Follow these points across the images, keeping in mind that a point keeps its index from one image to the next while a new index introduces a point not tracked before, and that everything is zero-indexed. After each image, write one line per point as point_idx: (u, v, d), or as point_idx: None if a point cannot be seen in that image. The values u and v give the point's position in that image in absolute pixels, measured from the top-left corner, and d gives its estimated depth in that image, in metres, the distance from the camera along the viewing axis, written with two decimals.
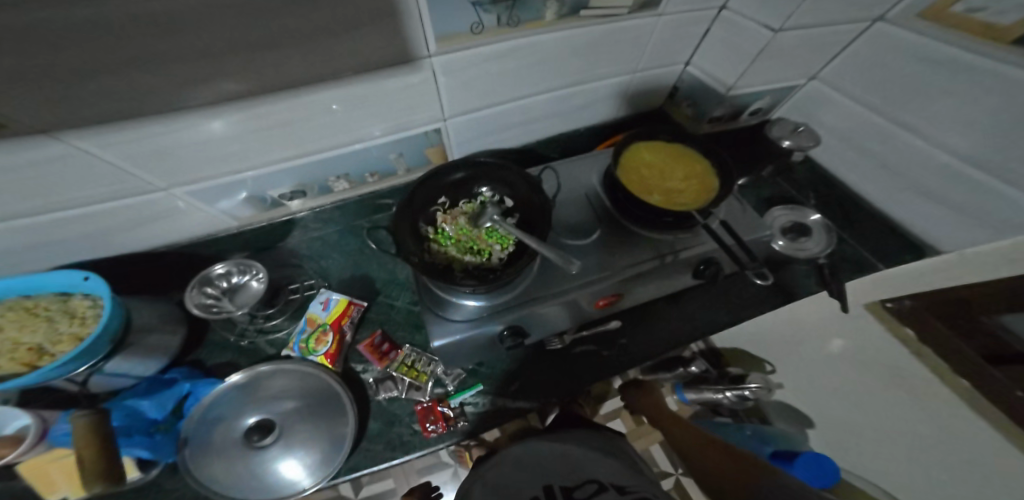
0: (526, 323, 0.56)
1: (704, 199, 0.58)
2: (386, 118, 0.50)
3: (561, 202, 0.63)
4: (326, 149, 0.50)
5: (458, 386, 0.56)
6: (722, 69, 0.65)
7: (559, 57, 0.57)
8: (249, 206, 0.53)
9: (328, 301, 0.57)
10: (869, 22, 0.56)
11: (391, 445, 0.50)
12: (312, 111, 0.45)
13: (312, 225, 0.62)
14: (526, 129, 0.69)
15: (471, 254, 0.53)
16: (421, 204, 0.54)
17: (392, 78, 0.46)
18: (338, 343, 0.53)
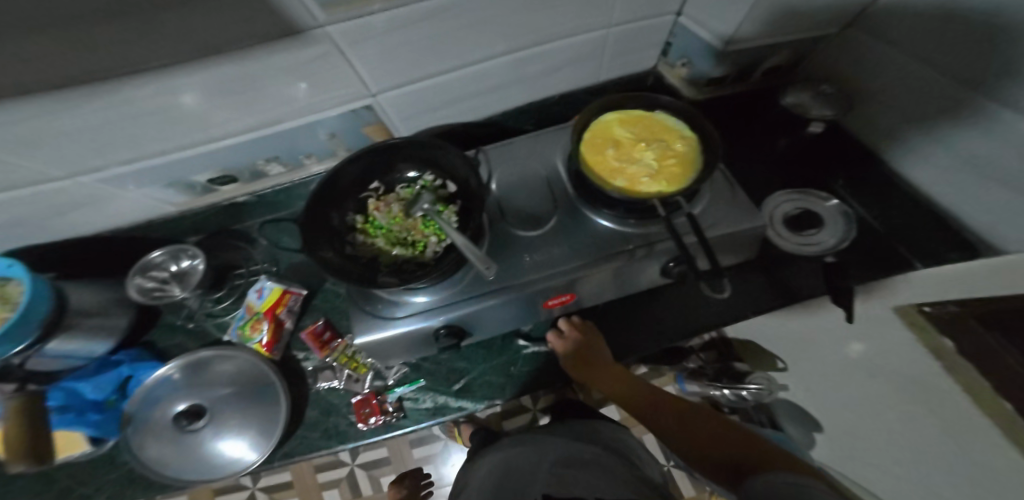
0: (465, 323, 0.52)
1: (682, 183, 0.46)
2: (287, 100, 0.48)
3: (517, 186, 0.56)
4: (240, 132, 0.50)
5: (398, 380, 0.57)
6: (717, 18, 0.51)
7: (502, 15, 0.47)
8: (183, 193, 0.57)
9: (264, 290, 0.59)
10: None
11: (325, 433, 0.55)
12: (205, 99, 0.43)
13: (259, 209, 0.65)
14: (481, 102, 0.62)
15: (402, 246, 0.49)
16: (350, 190, 0.50)
17: (282, 53, 0.41)
18: (273, 332, 0.57)
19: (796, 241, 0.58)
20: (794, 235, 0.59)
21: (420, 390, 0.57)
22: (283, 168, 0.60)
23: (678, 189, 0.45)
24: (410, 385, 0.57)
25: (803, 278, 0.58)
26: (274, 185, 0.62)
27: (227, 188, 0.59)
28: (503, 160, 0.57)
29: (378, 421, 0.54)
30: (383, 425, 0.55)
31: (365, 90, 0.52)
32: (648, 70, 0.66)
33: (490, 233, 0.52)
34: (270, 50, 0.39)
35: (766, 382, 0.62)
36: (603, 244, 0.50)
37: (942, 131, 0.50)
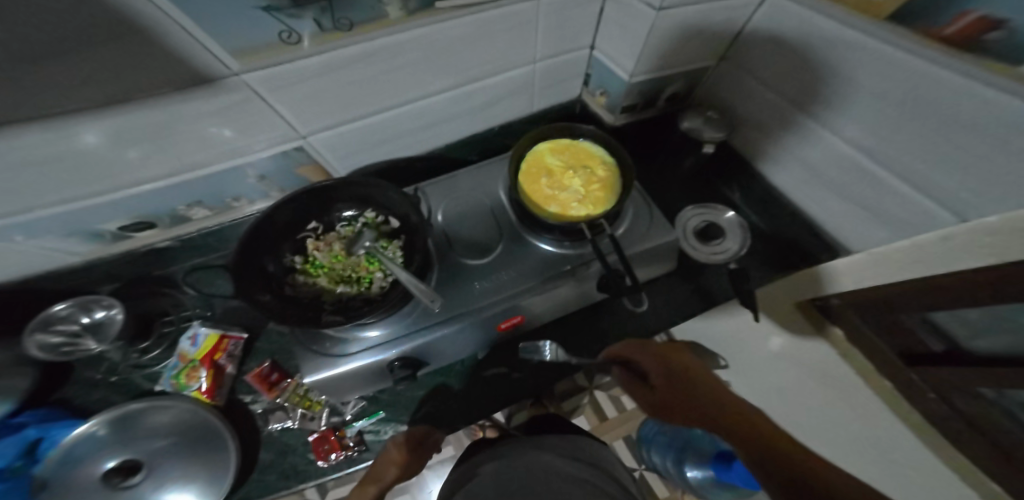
0: (420, 354, 0.52)
1: (607, 205, 0.51)
2: (212, 145, 0.47)
3: (460, 213, 0.58)
4: (150, 180, 0.47)
5: (357, 413, 0.56)
6: (622, 57, 0.58)
7: (430, 57, 0.50)
8: (88, 243, 0.51)
9: (199, 336, 0.57)
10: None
11: (283, 474, 0.52)
12: (108, 145, 0.40)
13: (185, 253, 0.60)
14: (422, 136, 0.63)
15: (346, 283, 0.49)
16: (286, 230, 0.49)
17: (198, 101, 0.40)
18: (212, 378, 0.54)
19: (706, 251, 0.66)
20: (701, 247, 0.66)
21: (380, 422, 0.56)
22: (209, 212, 0.57)
23: (604, 211, 0.50)
24: (370, 418, 0.56)
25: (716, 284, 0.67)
26: (202, 228, 0.58)
27: (144, 235, 0.54)
28: (444, 190, 0.59)
29: (339, 456, 0.53)
30: (345, 460, 0.53)
31: (294, 133, 0.52)
32: (574, 100, 0.71)
33: (438, 265, 0.53)
34: (182, 96, 0.39)
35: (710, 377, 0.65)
36: (547, 267, 0.54)
37: (802, 153, 0.60)
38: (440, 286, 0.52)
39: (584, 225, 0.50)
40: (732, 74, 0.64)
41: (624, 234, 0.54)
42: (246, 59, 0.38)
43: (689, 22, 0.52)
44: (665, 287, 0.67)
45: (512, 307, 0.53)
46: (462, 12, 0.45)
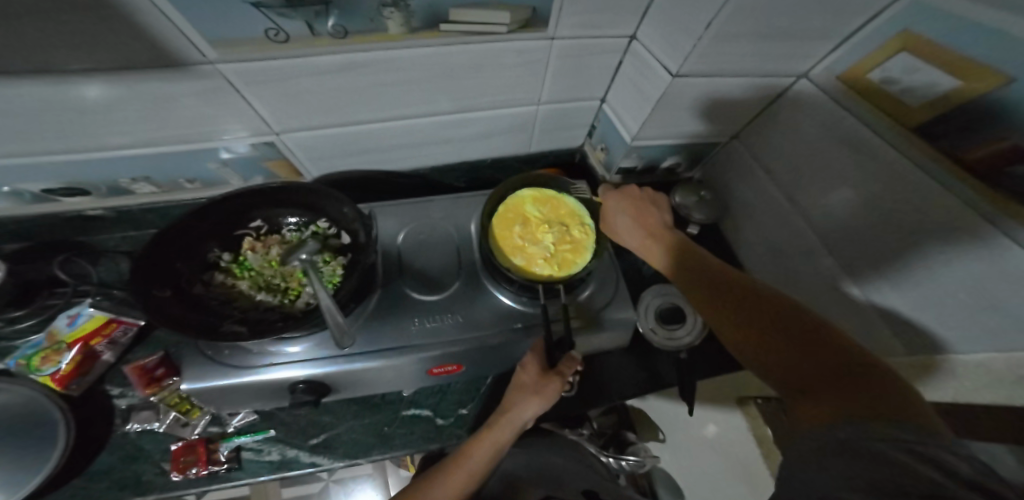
0: (332, 380, 0.49)
1: (571, 270, 0.48)
2: (165, 129, 0.47)
3: (422, 244, 0.55)
4: (108, 148, 0.47)
5: (241, 428, 0.54)
6: (628, 114, 0.54)
7: (428, 76, 0.46)
8: (9, 201, 0.52)
9: (80, 316, 0.55)
10: (796, 77, 0.47)
11: (118, 483, 0.50)
12: (45, 110, 0.40)
13: (115, 222, 0.61)
14: (408, 154, 0.60)
15: (267, 291, 0.48)
16: (222, 226, 0.50)
17: (156, 83, 0.40)
18: (77, 364, 0.51)
19: (663, 335, 0.57)
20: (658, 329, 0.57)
21: (266, 441, 0.54)
22: (155, 188, 0.57)
23: (567, 276, 0.47)
24: (255, 435, 0.53)
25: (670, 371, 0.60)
26: (139, 202, 0.59)
27: (75, 200, 0.55)
28: (410, 214, 0.57)
29: (200, 472, 0.50)
30: (206, 476, 0.51)
31: (268, 128, 0.50)
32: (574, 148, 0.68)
33: (381, 290, 0.51)
34: (164, 76, 0.39)
35: (644, 456, 0.62)
36: (499, 317, 0.50)
37: (779, 253, 0.58)
38: (373, 315, 0.50)
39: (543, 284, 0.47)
40: (734, 156, 0.62)
41: (586, 299, 0.51)
42: (224, 49, 0.37)
43: (706, 97, 0.48)
44: (618, 362, 0.61)
45: (454, 352, 0.50)
46: (473, 38, 0.42)
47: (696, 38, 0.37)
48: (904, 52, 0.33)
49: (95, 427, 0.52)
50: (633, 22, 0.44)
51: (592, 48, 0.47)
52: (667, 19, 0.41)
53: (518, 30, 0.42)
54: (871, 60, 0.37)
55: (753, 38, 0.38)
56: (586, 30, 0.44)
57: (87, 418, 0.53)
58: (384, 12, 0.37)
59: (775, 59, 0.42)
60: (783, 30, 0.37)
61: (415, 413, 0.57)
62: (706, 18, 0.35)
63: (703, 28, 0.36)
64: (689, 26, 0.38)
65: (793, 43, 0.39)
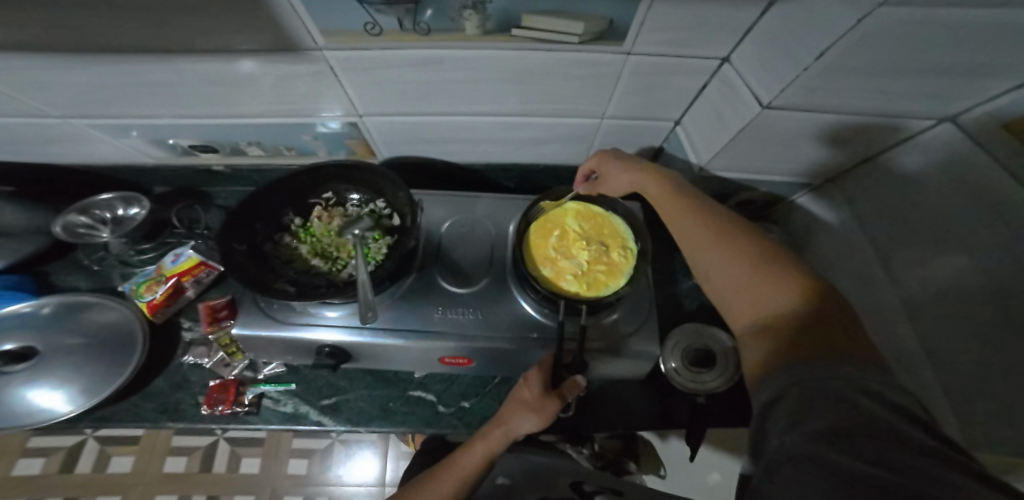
0: (353, 349, 0.53)
1: (603, 293, 0.46)
2: (271, 104, 0.56)
3: (462, 237, 0.57)
4: (240, 115, 0.59)
5: (269, 377, 0.60)
6: (703, 142, 0.48)
7: (497, 78, 0.47)
8: (162, 150, 0.68)
9: (181, 256, 0.66)
10: (937, 120, 0.34)
11: (160, 408, 0.59)
12: (191, 81, 0.51)
13: (230, 176, 0.75)
14: (468, 148, 0.63)
15: (321, 257, 0.54)
16: (300, 193, 0.57)
17: (266, 64, 0.48)
18: (167, 296, 0.63)
19: (687, 376, 0.51)
20: (681, 370, 0.51)
21: (286, 393, 0.59)
22: (263, 152, 0.69)
23: (595, 297, 0.45)
24: (279, 386, 0.59)
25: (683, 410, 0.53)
26: (249, 163, 0.71)
27: (205, 155, 0.69)
28: (457, 205, 0.59)
29: (225, 410, 0.57)
30: (228, 416, 0.57)
31: (354, 110, 0.56)
32: None
33: (417, 272, 0.54)
34: (278, 56, 0.46)
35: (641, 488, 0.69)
36: (519, 325, 0.50)
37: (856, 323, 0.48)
38: (405, 296, 0.52)
39: (564, 301, 0.46)
40: (821, 205, 0.51)
41: (610, 323, 0.49)
42: (331, 38, 0.42)
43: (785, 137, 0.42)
44: (629, 393, 0.56)
45: (468, 347, 0.50)
46: (541, 47, 0.41)
47: (800, 68, 0.31)
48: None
49: (164, 350, 0.64)
50: (729, 43, 0.36)
51: (667, 69, 0.41)
52: (765, 38, 0.33)
53: (590, 42, 0.40)
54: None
55: (873, 71, 0.31)
56: (667, 48, 0.38)
57: (160, 343, 0.64)
58: (463, 14, 0.39)
59: (895, 101, 0.34)
60: (905, 68, 0.30)
61: (421, 396, 0.58)
62: (818, 45, 0.29)
63: (812, 58, 0.30)
64: (789, 52, 0.32)
65: (934, 82, 0.30)
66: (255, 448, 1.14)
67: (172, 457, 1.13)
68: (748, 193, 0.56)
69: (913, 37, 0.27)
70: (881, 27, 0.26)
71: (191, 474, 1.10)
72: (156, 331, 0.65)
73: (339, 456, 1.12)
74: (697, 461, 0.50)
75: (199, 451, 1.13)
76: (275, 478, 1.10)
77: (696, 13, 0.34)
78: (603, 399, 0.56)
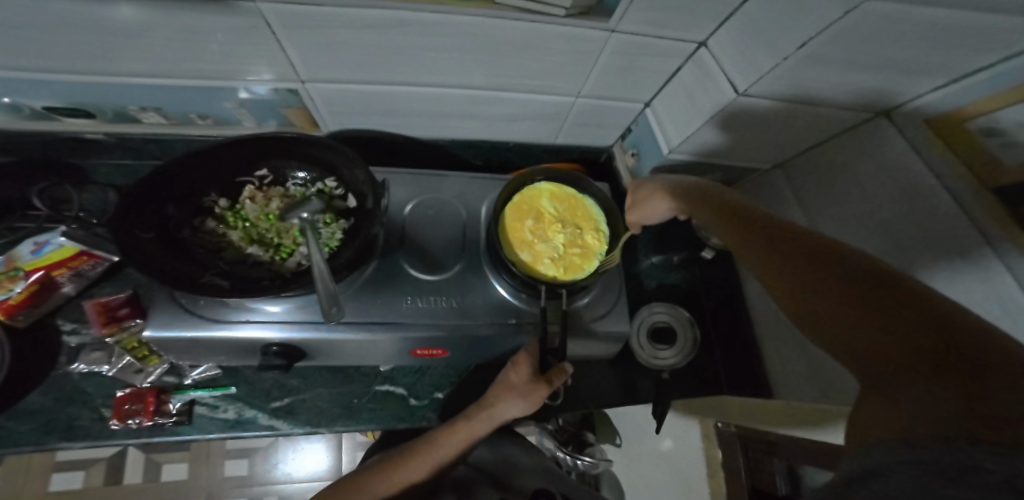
0: (308, 346, 0.48)
1: (576, 275, 0.47)
2: (177, 61, 0.45)
3: (428, 220, 0.53)
4: (127, 74, 0.46)
5: (200, 381, 0.52)
6: (673, 126, 0.49)
7: (468, 48, 0.44)
8: (5, 114, 0.51)
9: (46, 244, 0.48)
10: (873, 114, 0.40)
11: (45, 427, 0.48)
12: (49, 28, 0.38)
13: (115, 146, 0.60)
14: (429, 122, 0.58)
15: (259, 245, 0.47)
16: (225, 171, 0.48)
17: (173, 13, 0.38)
18: (31, 295, 0.49)
19: (650, 352, 0.58)
20: (643, 346, 0.58)
21: (224, 398, 0.52)
22: (164, 120, 0.56)
23: (572, 280, 0.47)
24: (214, 391, 0.51)
25: (648, 387, 0.59)
26: (145, 132, 0.58)
27: (77, 120, 0.54)
28: (420, 186, 0.55)
29: (143, 423, 0.48)
30: (150, 428, 0.49)
31: (294, 75, 0.48)
32: (602, 147, 0.64)
33: (378, 259, 0.49)
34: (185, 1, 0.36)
35: (599, 458, 0.69)
36: (494, 310, 0.49)
37: None
38: (366, 287, 0.48)
39: (539, 284, 0.46)
40: (767, 188, 0.57)
41: (583, 306, 0.51)
42: None
43: (743, 127, 0.45)
44: (599, 371, 0.59)
45: (442, 336, 0.48)
46: (523, 18, 0.39)
47: (781, 57, 0.33)
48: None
49: (37, 359, 0.51)
50: (709, 28, 0.38)
51: (646, 51, 0.42)
52: (746, 25, 0.35)
53: (577, 16, 0.38)
54: (984, 104, 0.30)
55: (837, 64, 0.33)
56: (649, 28, 0.38)
57: (29, 350, 0.51)
58: None
59: (842, 96, 0.38)
60: (854, 66, 0.33)
61: (389, 389, 0.55)
62: (799, 37, 0.31)
63: (795, 47, 0.31)
64: (769, 43, 0.33)
65: (882, 77, 0.34)
66: (176, 453, 1.01)
67: (60, 473, 0.96)
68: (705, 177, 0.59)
69: (875, 36, 0.29)
70: (862, 23, 0.28)
71: (91, 490, 0.95)
72: (20, 337, 0.51)
73: (287, 451, 1.04)
74: (659, 428, 0.55)
75: (98, 464, 0.97)
76: (207, 483, 0.99)
77: None
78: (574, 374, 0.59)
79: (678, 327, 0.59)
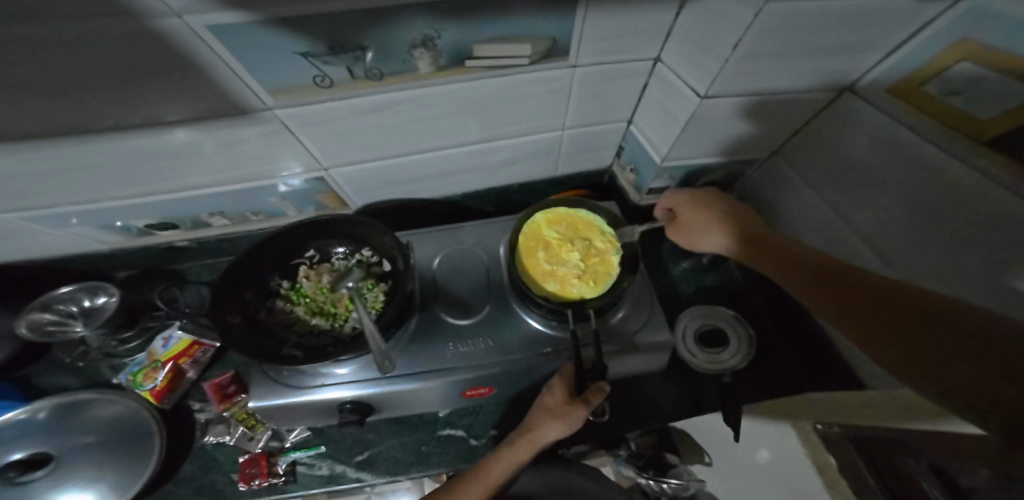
0: (375, 401, 0.53)
1: (608, 284, 0.49)
2: (230, 170, 0.54)
3: (455, 270, 0.58)
4: (192, 187, 0.56)
5: (297, 443, 0.59)
6: (658, 138, 0.50)
7: (454, 112, 0.49)
8: (118, 235, 0.64)
9: (171, 339, 0.64)
10: (837, 93, 0.42)
11: (197, 491, 0.57)
12: (135, 156, 0.47)
13: (198, 250, 0.72)
14: (439, 184, 0.64)
15: (320, 315, 0.54)
16: (283, 259, 0.57)
17: (223, 129, 0.46)
18: (168, 381, 0.61)
19: (705, 358, 0.57)
20: (703, 354, 0.57)
21: (318, 456, 0.59)
22: (227, 221, 0.66)
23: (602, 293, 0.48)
24: (309, 451, 0.58)
25: (711, 394, 0.58)
26: (215, 234, 0.69)
27: (167, 232, 0.66)
28: (443, 239, 0.60)
29: (262, 483, 0.56)
30: (267, 488, 0.56)
31: (318, 165, 0.55)
32: (604, 169, 0.65)
33: (419, 313, 0.54)
34: (226, 121, 0.45)
35: (689, 478, 0.57)
36: (531, 342, 0.52)
37: None
38: (413, 339, 0.53)
39: (572, 308, 0.47)
40: (776, 172, 0.56)
41: (618, 321, 0.52)
42: (280, 96, 0.42)
43: (734, 116, 0.43)
44: (655, 384, 0.59)
45: (486, 375, 0.51)
46: (496, 72, 0.44)
47: (723, 60, 0.34)
48: (966, 61, 0.30)
49: (183, 434, 0.61)
50: (657, 44, 0.41)
51: (612, 74, 0.45)
52: (686, 36, 0.38)
53: (539, 61, 0.43)
54: (931, 67, 0.33)
55: (783, 55, 0.35)
56: (605, 56, 0.42)
57: (173, 430, 0.61)
58: (414, 55, 0.41)
59: (812, 75, 0.39)
60: (848, 18, 0.31)
61: (451, 433, 0.60)
62: (731, 40, 0.33)
63: (730, 50, 0.33)
64: (714, 48, 0.35)
65: (861, 35, 0.33)
66: None
67: None
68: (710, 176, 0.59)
69: (805, 23, 0.31)
70: (779, 18, 0.30)
71: None
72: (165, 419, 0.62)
73: None
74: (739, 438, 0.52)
75: None
76: None
77: (629, 16, 0.37)
78: (626, 391, 0.59)
79: (723, 325, 0.60)
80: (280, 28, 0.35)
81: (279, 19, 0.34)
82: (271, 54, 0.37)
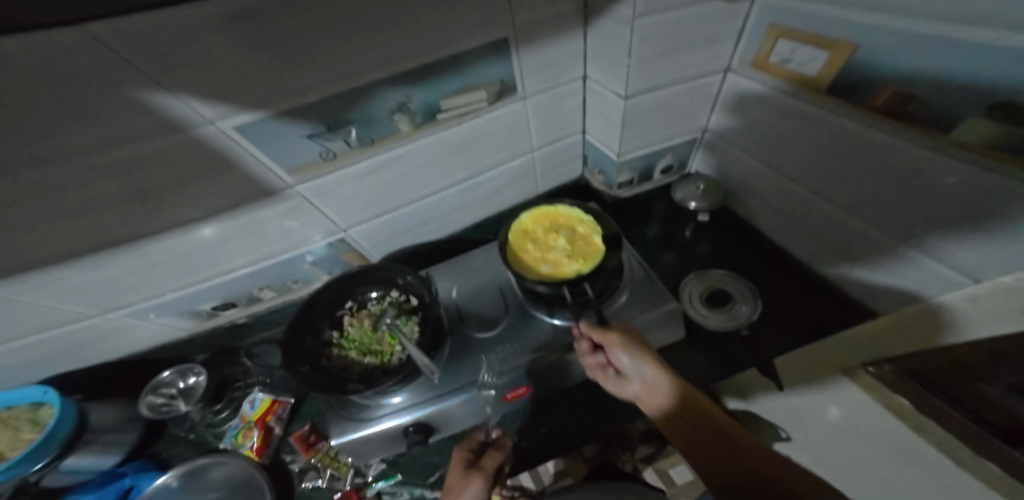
0: (433, 420, 0.60)
1: (595, 259, 0.53)
2: (265, 250, 0.61)
3: (474, 294, 0.65)
4: (231, 272, 0.64)
5: (377, 475, 0.69)
6: (609, 139, 0.63)
7: (440, 159, 0.56)
8: (193, 319, 0.75)
9: (256, 400, 0.76)
10: (723, 73, 0.55)
11: None
12: (196, 247, 0.56)
13: (258, 324, 0.83)
14: (441, 223, 0.71)
15: (371, 354, 0.60)
16: (328, 312, 0.65)
17: (258, 210, 0.53)
18: (262, 438, 0.72)
19: (718, 318, 0.62)
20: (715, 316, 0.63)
21: (396, 484, 0.68)
22: (275, 292, 0.76)
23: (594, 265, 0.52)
24: (388, 480, 0.68)
25: (736, 352, 0.61)
26: (265, 306, 0.79)
27: (229, 312, 0.77)
28: (457, 269, 0.68)
29: None
30: None
31: (338, 228, 0.63)
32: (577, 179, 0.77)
33: (451, 336, 0.62)
34: (258, 204, 0.52)
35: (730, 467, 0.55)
36: (554, 339, 0.58)
37: (808, 221, 0.57)
38: (452, 360, 0.59)
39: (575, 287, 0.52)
40: (713, 144, 0.66)
41: (624, 303, 0.58)
42: (298, 174, 0.50)
43: (657, 104, 0.56)
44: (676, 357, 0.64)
45: (522, 375, 0.58)
46: (463, 119, 0.52)
47: (625, 66, 0.48)
48: (781, 40, 0.44)
49: (283, 483, 0.70)
50: (580, 66, 0.54)
51: (557, 95, 0.57)
52: (598, 55, 0.51)
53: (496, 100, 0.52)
54: (763, 49, 0.47)
55: (665, 54, 0.48)
56: (546, 83, 0.54)
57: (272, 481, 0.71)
58: (395, 120, 0.49)
59: (699, 63, 0.51)
60: None
61: None
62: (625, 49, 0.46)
63: (627, 57, 0.47)
64: (617, 58, 0.48)
65: None
66: None
67: None
68: (664, 161, 0.71)
69: (669, 27, 0.45)
70: (648, 28, 0.44)
71: None
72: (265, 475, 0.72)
73: None
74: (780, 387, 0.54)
75: None
76: None
77: (557, 47, 0.50)
78: None
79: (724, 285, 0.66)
80: (287, 120, 0.43)
81: (287, 111, 0.42)
82: (285, 138, 0.45)
